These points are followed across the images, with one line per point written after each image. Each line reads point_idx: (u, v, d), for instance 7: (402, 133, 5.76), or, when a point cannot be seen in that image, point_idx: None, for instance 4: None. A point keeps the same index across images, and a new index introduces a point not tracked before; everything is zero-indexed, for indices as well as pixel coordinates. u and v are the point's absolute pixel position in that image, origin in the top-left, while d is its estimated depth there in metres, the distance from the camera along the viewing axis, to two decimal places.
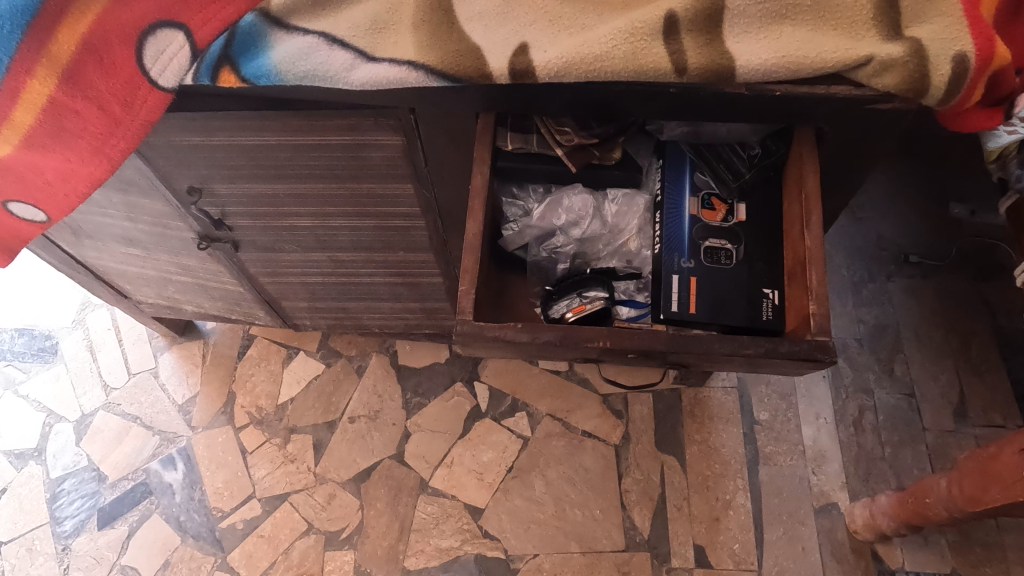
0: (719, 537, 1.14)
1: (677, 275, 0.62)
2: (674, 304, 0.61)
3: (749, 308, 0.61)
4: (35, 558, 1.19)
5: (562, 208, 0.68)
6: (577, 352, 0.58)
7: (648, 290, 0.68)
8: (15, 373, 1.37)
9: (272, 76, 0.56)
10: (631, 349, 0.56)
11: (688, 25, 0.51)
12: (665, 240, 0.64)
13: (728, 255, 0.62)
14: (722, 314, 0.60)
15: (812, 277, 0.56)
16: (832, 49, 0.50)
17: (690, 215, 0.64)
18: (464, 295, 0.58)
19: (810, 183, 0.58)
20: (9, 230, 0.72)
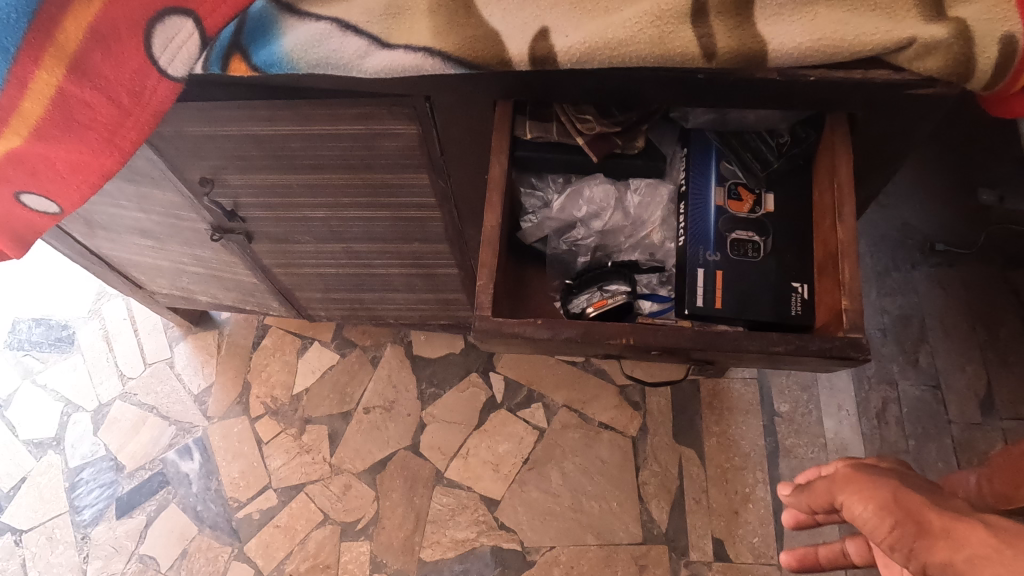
0: (738, 530, 1.12)
1: (702, 269, 0.60)
2: (699, 299, 0.59)
3: (778, 302, 0.59)
4: (55, 546, 1.20)
5: (583, 199, 0.66)
6: (599, 349, 0.56)
7: (671, 283, 0.66)
8: (33, 363, 1.37)
9: (283, 65, 0.54)
10: (655, 346, 0.54)
11: (717, 7, 0.48)
12: (690, 233, 0.61)
13: (755, 248, 0.60)
14: (750, 309, 0.58)
15: (845, 270, 0.54)
16: (871, 32, 0.47)
17: (716, 206, 0.62)
18: (482, 290, 0.56)
19: (843, 173, 0.55)
20: (22, 220, 0.72)
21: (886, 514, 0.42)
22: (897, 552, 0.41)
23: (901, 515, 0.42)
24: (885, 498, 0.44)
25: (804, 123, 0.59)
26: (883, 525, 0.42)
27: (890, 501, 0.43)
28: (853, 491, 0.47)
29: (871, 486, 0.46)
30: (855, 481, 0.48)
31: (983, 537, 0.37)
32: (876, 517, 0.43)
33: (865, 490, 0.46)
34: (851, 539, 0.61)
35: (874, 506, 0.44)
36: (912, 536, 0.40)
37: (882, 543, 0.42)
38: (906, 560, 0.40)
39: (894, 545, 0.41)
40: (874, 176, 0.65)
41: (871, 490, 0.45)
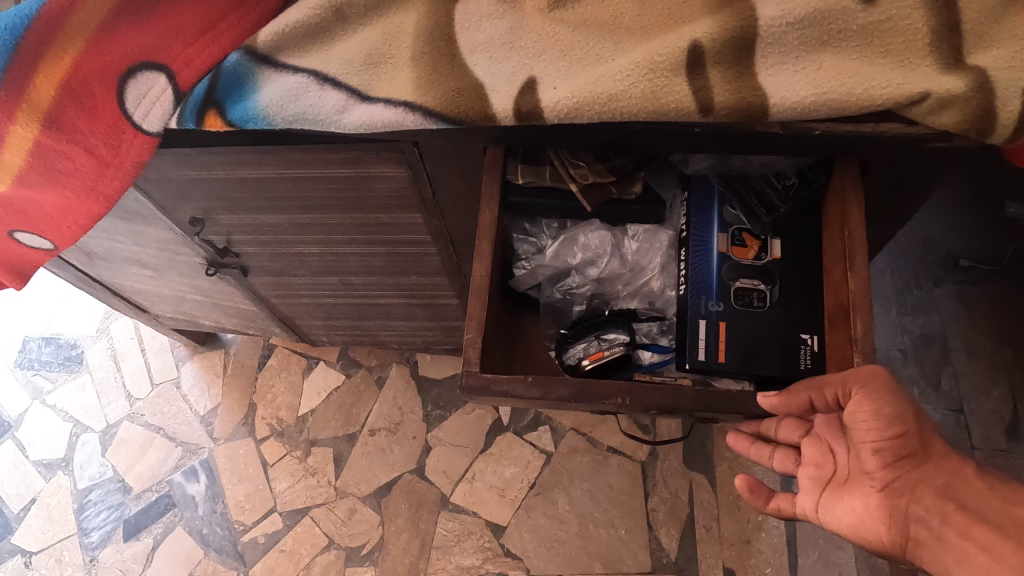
0: (751, 560, 1.07)
1: (704, 321, 0.57)
2: (700, 354, 0.56)
3: (787, 357, 0.55)
4: (64, 568, 1.22)
5: (578, 245, 0.64)
6: (593, 408, 0.54)
7: (671, 333, 0.64)
8: (43, 383, 1.40)
9: (260, 120, 0.52)
10: (654, 407, 0.51)
11: (715, 56, 0.45)
12: (691, 282, 0.58)
13: (761, 297, 0.57)
14: (755, 363, 0.55)
15: (857, 324, 0.49)
16: (882, 84, 0.43)
17: (719, 253, 0.59)
18: (471, 343, 0.53)
19: (854, 221, 0.51)
20: (16, 255, 0.69)
21: (892, 426, 0.46)
22: (876, 453, 0.47)
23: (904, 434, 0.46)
24: (899, 411, 0.46)
25: (813, 165, 0.56)
26: (883, 431, 0.46)
27: (899, 415, 0.46)
28: (869, 389, 0.46)
29: (890, 386, 0.46)
30: (877, 374, 0.46)
31: (970, 473, 0.45)
32: (880, 424, 0.46)
33: (881, 390, 0.46)
34: (781, 447, 0.57)
35: (886, 412, 0.46)
36: (902, 455, 0.46)
37: (868, 442, 0.47)
38: (876, 460, 0.47)
39: (881, 449, 0.47)
40: (891, 214, 0.61)
41: (886, 397, 0.46)
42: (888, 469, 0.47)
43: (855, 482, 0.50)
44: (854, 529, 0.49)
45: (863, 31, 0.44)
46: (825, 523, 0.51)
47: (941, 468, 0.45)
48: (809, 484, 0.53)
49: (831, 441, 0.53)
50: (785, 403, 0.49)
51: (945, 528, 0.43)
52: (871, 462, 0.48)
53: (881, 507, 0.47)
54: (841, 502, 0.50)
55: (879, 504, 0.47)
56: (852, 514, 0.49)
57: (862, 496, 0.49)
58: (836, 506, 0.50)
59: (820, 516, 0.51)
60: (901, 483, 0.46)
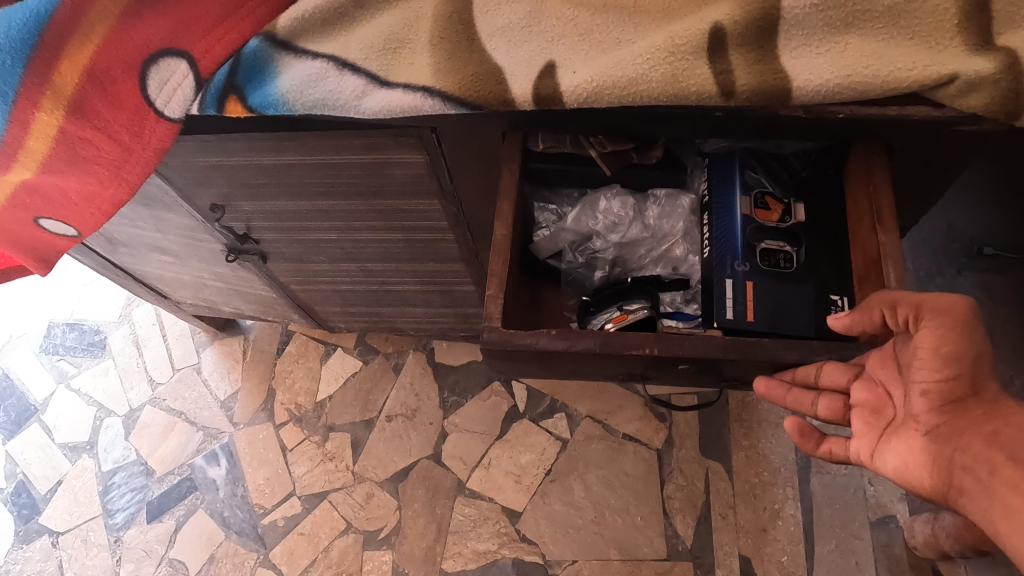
0: (766, 548, 1.07)
1: (730, 280, 0.56)
2: (728, 312, 0.55)
3: (815, 318, 0.55)
4: (90, 548, 1.25)
5: (599, 211, 0.64)
6: (621, 363, 0.52)
7: (696, 301, 0.64)
8: (68, 368, 1.43)
9: (280, 106, 0.53)
10: (683, 358, 0.49)
11: (737, 39, 0.44)
12: (716, 245, 0.59)
13: (787, 259, 0.58)
14: (783, 323, 0.55)
15: (890, 273, 0.49)
16: (908, 66, 0.43)
17: (743, 215, 0.59)
18: (492, 300, 0.52)
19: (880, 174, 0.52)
20: (41, 241, 0.70)
21: (949, 367, 0.45)
22: (924, 394, 0.47)
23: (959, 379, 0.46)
24: (960, 353, 0.44)
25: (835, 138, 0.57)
26: (935, 373, 0.46)
27: (961, 356, 0.45)
28: (941, 323, 0.44)
29: (962, 324, 0.44)
30: (957, 308, 0.44)
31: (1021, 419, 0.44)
32: (935, 360, 0.45)
33: (952, 327, 0.44)
34: (825, 393, 0.54)
35: (947, 350, 0.45)
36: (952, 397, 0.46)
37: (919, 382, 0.47)
38: (922, 402, 0.48)
39: (929, 388, 0.46)
40: (915, 197, 0.60)
41: (953, 336, 0.44)
42: (935, 413, 0.47)
43: (906, 425, 0.50)
44: (900, 473, 0.49)
45: (889, 12, 0.43)
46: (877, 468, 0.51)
47: (990, 415, 0.46)
48: (864, 429, 0.52)
49: (887, 384, 0.51)
50: (856, 318, 0.48)
51: (992, 478, 0.43)
52: (919, 403, 0.48)
53: (927, 451, 0.48)
54: (892, 447, 0.50)
55: (925, 449, 0.48)
56: (899, 458, 0.49)
57: (912, 440, 0.49)
58: (886, 450, 0.50)
59: (871, 463, 0.51)
60: (947, 430, 0.47)
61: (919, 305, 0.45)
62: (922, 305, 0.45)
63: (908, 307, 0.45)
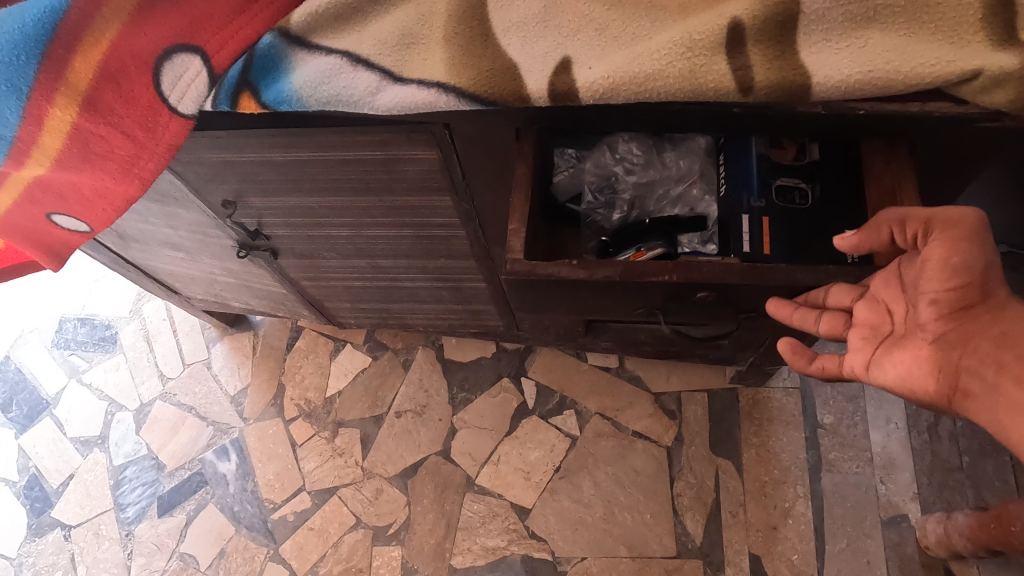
0: (777, 546, 1.06)
1: (748, 215, 0.60)
2: (745, 245, 0.59)
3: (828, 248, 0.59)
4: (102, 542, 1.26)
5: (616, 151, 0.64)
6: (642, 292, 0.57)
7: (714, 241, 0.61)
8: (79, 362, 1.44)
9: (293, 102, 0.52)
10: (701, 283, 0.54)
11: (755, 35, 0.44)
12: (733, 182, 0.62)
13: (802, 195, 0.62)
14: (797, 253, 0.59)
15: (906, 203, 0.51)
16: (931, 61, 0.42)
17: (758, 155, 0.62)
18: (515, 234, 0.58)
19: None
20: (53, 236, 0.70)
21: (958, 274, 0.45)
22: (933, 303, 0.47)
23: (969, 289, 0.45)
24: (968, 262, 0.45)
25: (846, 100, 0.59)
26: (948, 280, 0.45)
27: (969, 266, 0.45)
28: (952, 234, 0.45)
29: (976, 235, 0.44)
30: (967, 222, 0.45)
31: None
32: (943, 269, 0.45)
33: (965, 237, 0.45)
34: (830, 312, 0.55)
35: (956, 261, 0.45)
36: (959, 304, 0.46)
37: (928, 293, 0.47)
38: (931, 311, 0.47)
39: (938, 299, 0.46)
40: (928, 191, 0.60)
41: (961, 245, 0.45)
42: (944, 322, 0.47)
43: (911, 337, 0.49)
44: (902, 382, 0.49)
45: (911, 6, 0.42)
46: (874, 380, 0.52)
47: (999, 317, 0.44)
48: (861, 344, 0.53)
49: (889, 302, 0.52)
50: (864, 234, 0.51)
51: (997, 376, 0.42)
52: (927, 312, 0.47)
53: (931, 359, 0.47)
54: (892, 358, 0.50)
55: (930, 356, 0.47)
56: (903, 367, 0.49)
57: (915, 349, 0.48)
58: (887, 360, 0.50)
59: (868, 375, 0.52)
60: (952, 336, 0.46)
61: (930, 218, 0.46)
62: (933, 218, 0.46)
63: (918, 223, 0.48)
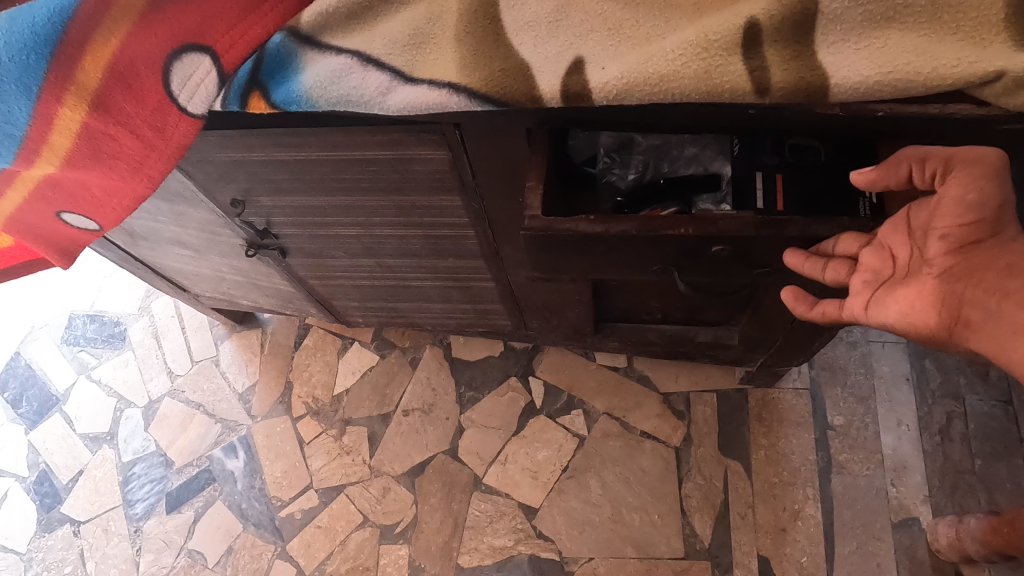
0: (786, 548, 1.05)
1: (760, 172, 0.57)
2: (759, 202, 0.56)
3: (847, 200, 0.55)
4: (111, 538, 1.26)
5: None
6: (656, 249, 0.55)
7: (728, 202, 0.58)
8: (89, 358, 1.45)
9: (303, 102, 0.52)
10: (716, 237, 0.52)
11: (773, 34, 0.43)
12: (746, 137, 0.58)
13: (816, 150, 0.57)
14: (814, 207, 0.55)
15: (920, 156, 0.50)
16: (953, 62, 0.41)
17: None
18: (533, 191, 0.55)
19: None
20: (63, 234, 0.70)
21: (971, 211, 0.44)
22: (943, 238, 0.45)
23: (980, 227, 0.44)
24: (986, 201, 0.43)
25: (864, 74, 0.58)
26: (962, 213, 0.44)
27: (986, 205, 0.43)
28: (971, 174, 0.43)
29: (996, 175, 0.42)
30: (986, 163, 0.43)
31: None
32: (959, 206, 0.44)
33: (983, 176, 0.43)
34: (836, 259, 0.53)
35: (970, 199, 0.43)
36: (968, 239, 0.44)
37: (938, 228, 0.45)
38: (939, 246, 0.46)
39: (947, 234, 0.45)
40: None
41: (982, 184, 0.43)
42: (949, 255, 0.45)
43: (913, 275, 0.48)
44: (902, 317, 0.49)
45: (932, 5, 0.41)
46: (872, 319, 0.51)
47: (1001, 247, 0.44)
48: (861, 287, 0.52)
49: (894, 246, 0.50)
50: (883, 172, 0.47)
51: (1001, 304, 0.42)
52: (935, 247, 0.46)
53: (935, 293, 0.46)
54: (894, 296, 0.49)
55: (935, 290, 0.46)
56: (904, 303, 0.48)
57: (918, 284, 0.47)
58: (889, 299, 0.49)
59: (867, 316, 0.51)
60: (956, 270, 0.45)
61: (950, 158, 0.44)
62: (953, 157, 0.44)
63: (938, 161, 0.45)
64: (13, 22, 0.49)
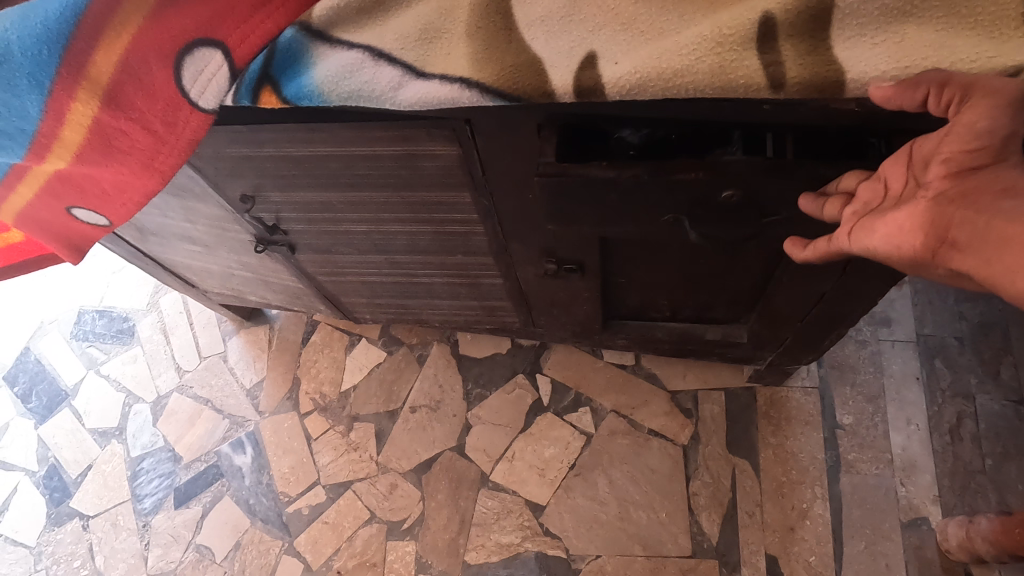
0: (794, 547, 1.05)
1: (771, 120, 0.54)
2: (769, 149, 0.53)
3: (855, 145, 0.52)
4: (119, 532, 1.27)
5: None
6: (669, 193, 0.56)
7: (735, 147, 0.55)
8: (97, 354, 1.45)
9: (315, 97, 0.53)
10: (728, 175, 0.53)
11: (789, 29, 0.42)
12: None
13: None
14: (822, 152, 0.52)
15: None
16: (972, 59, 0.40)
17: None
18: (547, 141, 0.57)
19: None
20: (73, 229, 0.70)
21: (978, 137, 0.39)
22: (944, 162, 0.41)
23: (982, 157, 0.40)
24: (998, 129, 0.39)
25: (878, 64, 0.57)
26: (968, 138, 0.40)
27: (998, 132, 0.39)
28: (988, 104, 0.38)
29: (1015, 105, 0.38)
30: (1005, 92, 0.38)
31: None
32: (968, 132, 0.39)
33: (1000, 106, 0.38)
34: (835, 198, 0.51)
35: (980, 128, 0.39)
36: (968, 164, 0.40)
37: (945, 152, 0.41)
38: (938, 169, 0.41)
39: (950, 159, 0.41)
40: None
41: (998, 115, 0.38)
42: (947, 177, 0.41)
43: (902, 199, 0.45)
44: (888, 241, 0.44)
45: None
46: (854, 245, 0.48)
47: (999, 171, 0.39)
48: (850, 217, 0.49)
49: (887, 174, 0.47)
50: (898, 94, 0.41)
51: (988, 221, 0.38)
52: (935, 170, 0.42)
53: (924, 214, 0.42)
54: (882, 220, 0.45)
55: (919, 209, 0.42)
56: (891, 225, 0.44)
57: (910, 206, 0.43)
58: (872, 224, 0.46)
59: (852, 244, 0.48)
60: (947, 190, 0.41)
61: (971, 86, 0.39)
62: (975, 84, 0.39)
63: (957, 87, 0.39)
64: (26, 15, 0.48)
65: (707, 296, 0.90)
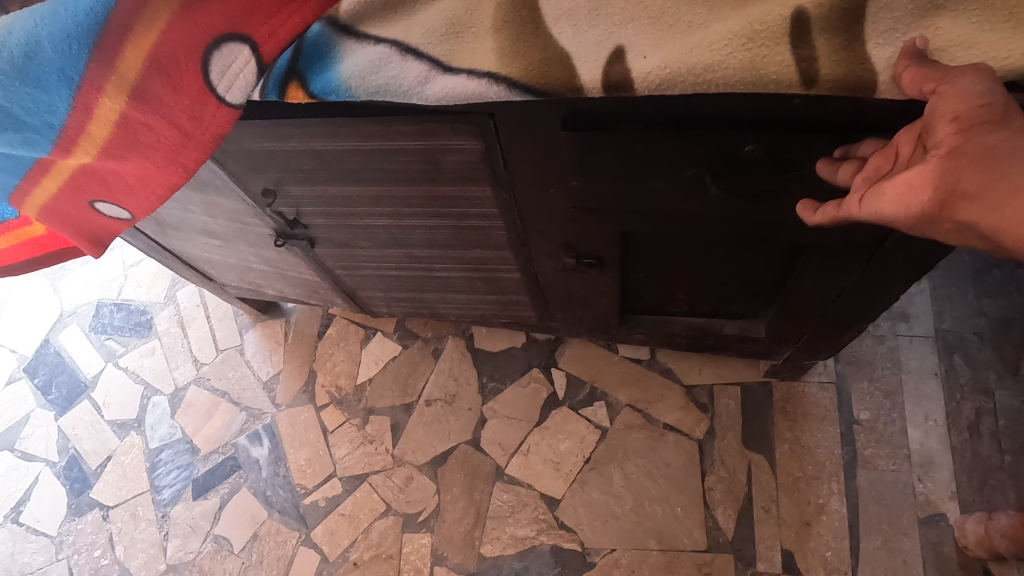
0: (810, 542, 1.04)
1: None
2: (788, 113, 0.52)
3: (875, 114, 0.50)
4: (139, 523, 1.28)
5: None
6: (690, 147, 0.57)
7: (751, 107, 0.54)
8: (116, 346, 1.47)
9: (341, 92, 0.53)
10: (745, 136, 0.54)
11: (822, 23, 0.41)
12: None
13: None
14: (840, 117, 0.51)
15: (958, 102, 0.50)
16: (1002, 55, 0.39)
17: None
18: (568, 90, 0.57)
19: None
20: (96, 223, 0.70)
21: (981, 96, 0.38)
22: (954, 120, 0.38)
23: (991, 115, 0.37)
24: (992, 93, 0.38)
25: None
26: (972, 97, 0.38)
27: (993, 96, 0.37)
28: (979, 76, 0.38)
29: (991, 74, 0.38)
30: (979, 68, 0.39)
31: None
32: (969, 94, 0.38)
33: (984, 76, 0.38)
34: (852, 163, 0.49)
35: (980, 89, 0.38)
36: (980, 121, 0.37)
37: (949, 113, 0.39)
38: (948, 127, 0.39)
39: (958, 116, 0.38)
40: None
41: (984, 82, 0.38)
42: (959, 134, 0.38)
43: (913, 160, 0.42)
44: (898, 202, 0.41)
45: None
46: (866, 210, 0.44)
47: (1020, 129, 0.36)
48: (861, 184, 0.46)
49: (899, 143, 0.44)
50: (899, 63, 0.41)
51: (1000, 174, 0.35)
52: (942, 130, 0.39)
53: (933, 170, 0.39)
54: (891, 183, 0.42)
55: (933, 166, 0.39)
56: (901, 185, 0.41)
57: (921, 164, 0.40)
58: (882, 186, 0.43)
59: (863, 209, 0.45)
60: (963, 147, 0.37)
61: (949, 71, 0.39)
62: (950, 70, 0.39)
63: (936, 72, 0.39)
64: (57, 11, 0.49)
65: (725, 291, 0.90)
